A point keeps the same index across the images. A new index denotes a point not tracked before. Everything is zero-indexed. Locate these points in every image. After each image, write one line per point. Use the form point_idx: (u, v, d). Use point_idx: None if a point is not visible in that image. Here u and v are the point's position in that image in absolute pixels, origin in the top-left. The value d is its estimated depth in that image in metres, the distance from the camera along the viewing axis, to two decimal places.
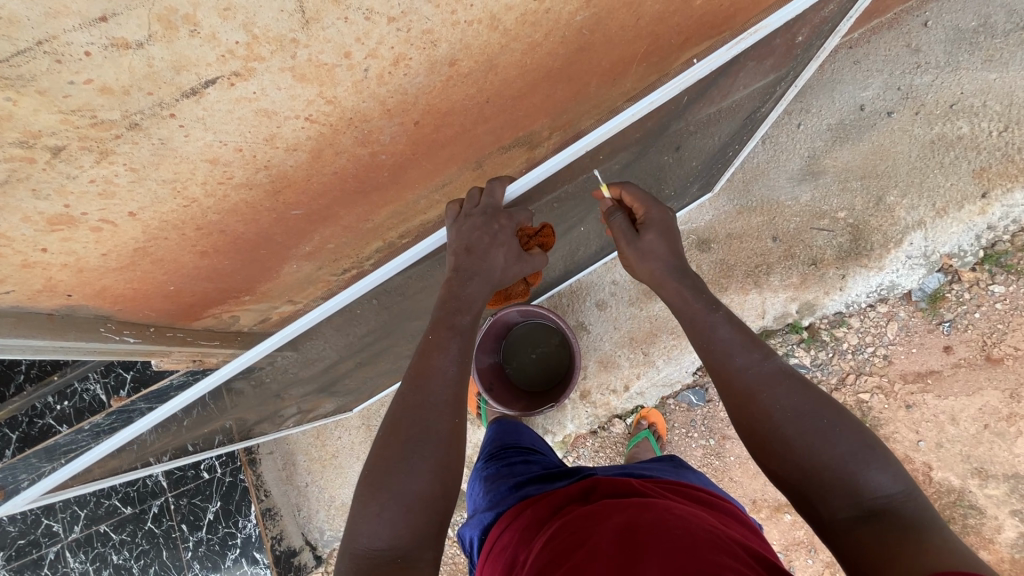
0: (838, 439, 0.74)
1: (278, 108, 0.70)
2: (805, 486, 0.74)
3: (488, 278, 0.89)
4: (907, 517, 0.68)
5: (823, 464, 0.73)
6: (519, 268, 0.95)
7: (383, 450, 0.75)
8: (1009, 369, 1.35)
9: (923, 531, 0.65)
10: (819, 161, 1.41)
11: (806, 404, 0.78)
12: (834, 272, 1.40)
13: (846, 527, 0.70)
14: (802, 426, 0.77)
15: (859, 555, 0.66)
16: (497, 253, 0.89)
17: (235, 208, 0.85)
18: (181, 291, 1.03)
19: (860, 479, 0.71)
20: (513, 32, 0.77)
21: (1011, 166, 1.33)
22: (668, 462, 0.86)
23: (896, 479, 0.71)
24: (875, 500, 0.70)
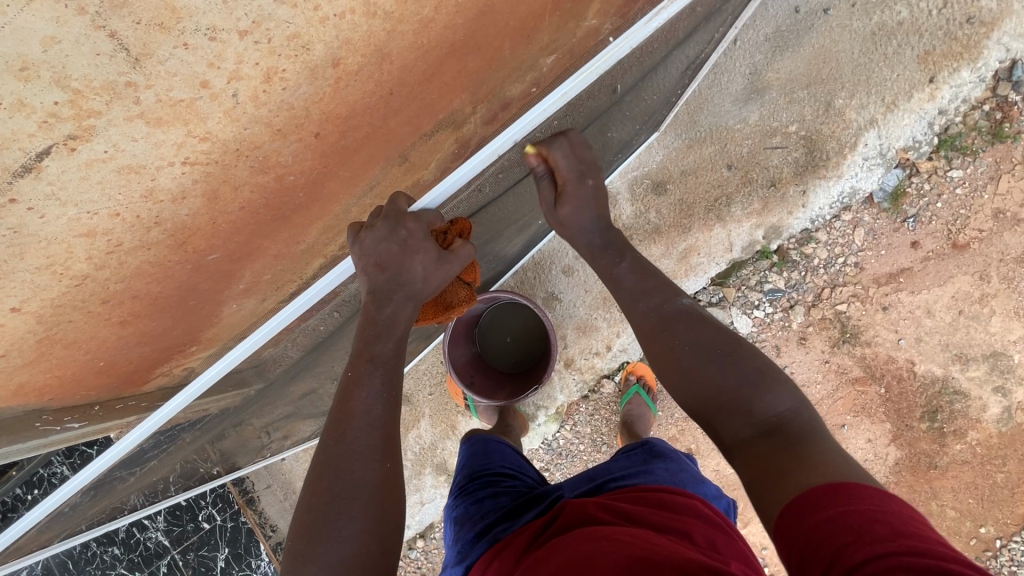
0: (732, 367, 0.85)
1: (143, 160, 0.62)
2: (708, 410, 0.85)
3: (409, 292, 0.87)
4: (793, 431, 0.77)
5: (719, 391, 0.84)
6: (444, 270, 0.90)
7: (309, 513, 0.76)
8: (975, 253, 1.36)
9: (805, 446, 0.73)
10: (762, 77, 1.33)
11: (707, 340, 0.89)
12: (795, 190, 1.36)
13: (742, 443, 0.80)
14: (702, 357, 0.88)
15: (750, 467, 0.76)
16: (411, 265, 0.85)
17: (134, 275, 0.73)
18: (113, 363, 0.90)
19: (754, 402, 0.81)
20: (395, 14, 0.68)
21: (955, 45, 1.28)
22: (631, 467, 0.92)
23: (788, 401, 0.80)
24: (767, 418, 0.79)
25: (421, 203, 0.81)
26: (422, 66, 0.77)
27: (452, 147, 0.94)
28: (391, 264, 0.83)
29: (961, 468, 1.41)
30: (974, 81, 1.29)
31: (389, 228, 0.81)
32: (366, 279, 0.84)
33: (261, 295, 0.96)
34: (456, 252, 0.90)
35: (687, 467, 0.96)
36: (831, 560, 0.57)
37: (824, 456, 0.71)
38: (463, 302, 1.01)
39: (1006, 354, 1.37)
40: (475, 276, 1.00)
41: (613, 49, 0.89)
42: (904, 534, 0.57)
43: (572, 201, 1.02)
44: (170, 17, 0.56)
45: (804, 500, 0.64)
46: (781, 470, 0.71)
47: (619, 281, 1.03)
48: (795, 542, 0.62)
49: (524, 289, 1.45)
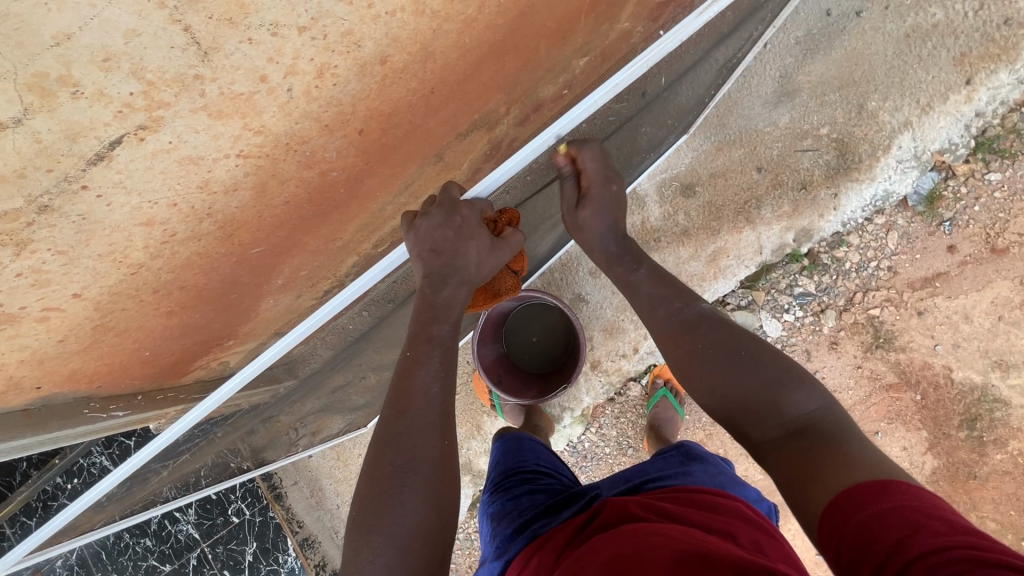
0: (756, 368, 0.86)
1: (201, 152, 0.64)
2: (736, 414, 0.86)
3: (462, 276, 0.90)
4: (827, 428, 0.77)
5: (746, 394, 0.85)
6: (494, 257, 0.93)
7: (371, 489, 0.77)
8: (1016, 257, 1.32)
9: (842, 442, 0.74)
10: (793, 79, 1.33)
11: (729, 343, 0.90)
12: (826, 193, 1.35)
13: (773, 445, 0.80)
14: (726, 360, 0.89)
15: (785, 468, 0.76)
16: (466, 251, 0.88)
17: (183, 266, 0.76)
18: (158, 353, 0.93)
19: (784, 401, 0.81)
20: (441, 14, 0.70)
21: (992, 46, 1.26)
22: (669, 468, 0.92)
23: (816, 400, 0.81)
24: (797, 418, 0.79)
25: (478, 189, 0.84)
26: (463, 65, 0.79)
27: (484, 147, 0.97)
28: (447, 250, 0.85)
29: (1002, 479, 1.37)
30: (1012, 83, 1.27)
31: (445, 214, 0.82)
32: (421, 265, 0.87)
33: (296, 292, 1.00)
34: (506, 238, 0.94)
35: (726, 471, 0.95)
36: (887, 554, 0.57)
37: (863, 453, 0.71)
38: (508, 290, 1.05)
39: None
40: (522, 264, 1.04)
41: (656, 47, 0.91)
42: (962, 528, 0.57)
43: (593, 204, 1.05)
44: (238, 12, 0.58)
45: (851, 495, 0.65)
46: (820, 469, 0.71)
47: (636, 287, 1.07)
48: (845, 539, 0.62)
49: (551, 289, 1.46)
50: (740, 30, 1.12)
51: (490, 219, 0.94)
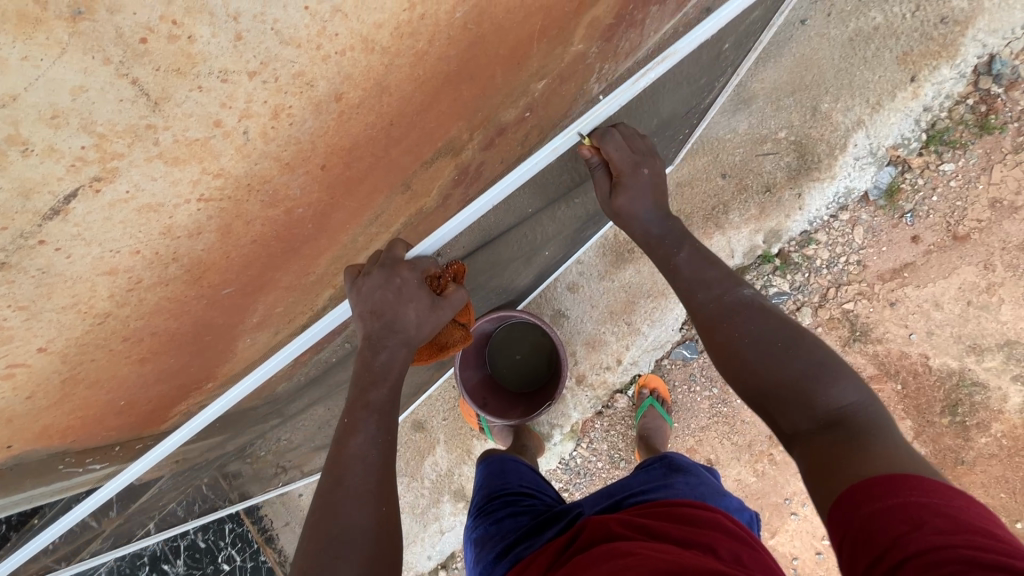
0: (794, 357, 0.83)
1: (160, 199, 0.65)
2: (767, 401, 0.84)
3: (402, 338, 0.92)
4: (858, 423, 0.75)
5: (781, 380, 0.82)
6: (435, 316, 0.96)
7: (309, 558, 0.77)
8: (978, 243, 1.35)
9: (869, 438, 0.71)
10: (748, 87, 1.38)
11: (768, 330, 0.88)
12: (790, 194, 1.39)
13: (803, 435, 0.78)
14: (761, 348, 0.87)
15: (808, 457, 0.75)
16: (404, 312, 0.92)
17: (152, 311, 0.77)
18: (133, 401, 0.92)
19: (817, 393, 0.79)
20: (392, 49, 0.72)
21: (932, 44, 1.31)
22: (652, 482, 0.92)
23: (853, 394, 0.78)
24: (830, 411, 0.77)
25: (418, 248, 0.87)
26: (419, 97, 0.81)
27: (452, 173, 1.00)
28: (386, 310, 0.89)
29: (989, 462, 1.38)
30: (955, 77, 1.33)
31: (386, 274, 0.87)
32: (362, 324, 0.90)
33: (273, 329, 1.00)
34: (448, 297, 0.99)
35: (708, 480, 0.96)
36: (883, 550, 0.59)
37: (886, 450, 0.69)
38: (454, 340, 1.09)
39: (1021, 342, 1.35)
40: (469, 319, 1.09)
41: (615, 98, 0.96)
42: (967, 525, 0.57)
43: (627, 191, 1.06)
44: (186, 62, 0.58)
45: (855, 489, 0.65)
46: (832, 462, 0.71)
47: (676, 270, 1.05)
48: (845, 532, 0.63)
49: (530, 307, 1.47)
50: (709, 69, 1.16)
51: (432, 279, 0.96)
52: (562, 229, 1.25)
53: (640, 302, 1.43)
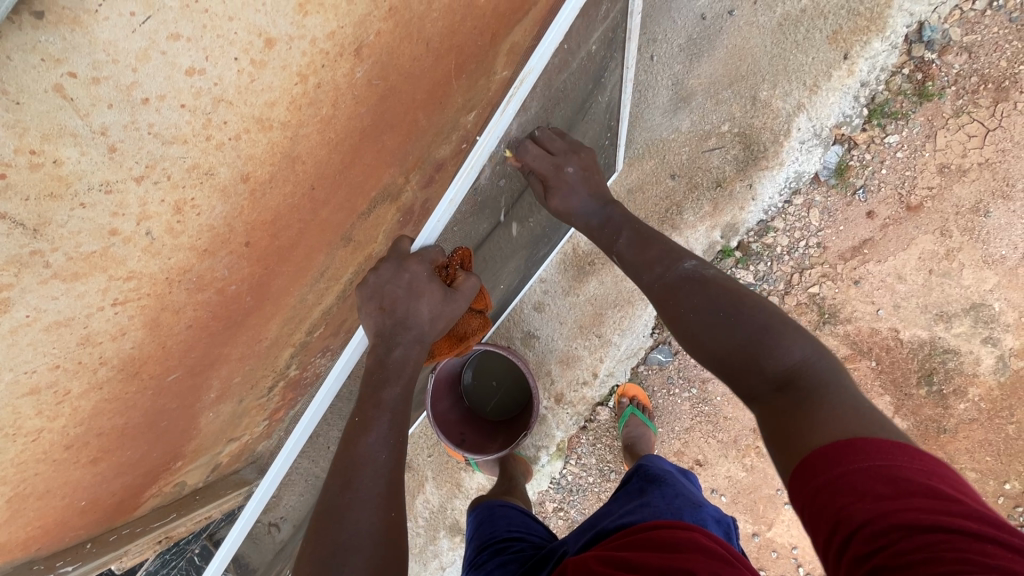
0: (740, 322, 0.80)
1: (70, 314, 0.64)
2: (722, 368, 0.81)
3: (417, 334, 0.89)
4: (810, 381, 0.71)
5: (730, 348, 0.80)
6: (451, 308, 0.91)
7: None
8: (931, 211, 1.35)
9: (820, 397, 0.68)
10: (685, 85, 1.36)
11: (716, 296, 0.84)
12: (741, 186, 1.37)
13: (757, 399, 0.76)
14: (712, 316, 0.83)
15: (766, 423, 0.72)
16: (418, 307, 0.88)
17: (91, 415, 0.75)
18: (96, 499, 0.90)
19: (765, 355, 0.76)
20: (293, 121, 0.71)
21: (860, 19, 1.28)
22: (629, 506, 0.91)
23: (801, 349, 0.75)
24: (779, 372, 0.74)
25: (419, 242, 0.82)
26: (337, 157, 0.79)
27: (396, 216, 0.96)
28: (401, 300, 0.85)
29: (971, 427, 1.40)
30: (887, 49, 1.30)
31: (394, 269, 0.84)
32: (371, 323, 0.87)
33: (237, 398, 0.96)
34: (460, 287, 0.92)
35: (685, 490, 0.95)
36: (834, 523, 0.57)
37: (838, 408, 0.66)
38: (476, 330, 1.02)
39: (986, 304, 1.36)
40: (487, 304, 1.01)
41: (477, 148, 0.78)
42: (910, 486, 0.55)
43: (559, 193, 1.06)
44: (60, 185, 0.57)
45: (807, 459, 0.62)
46: (788, 429, 0.67)
47: (629, 242, 1.01)
48: (802, 504, 0.62)
49: (500, 331, 1.46)
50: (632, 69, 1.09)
51: (439, 268, 0.90)
52: (521, 253, 1.20)
53: (608, 313, 1.42)
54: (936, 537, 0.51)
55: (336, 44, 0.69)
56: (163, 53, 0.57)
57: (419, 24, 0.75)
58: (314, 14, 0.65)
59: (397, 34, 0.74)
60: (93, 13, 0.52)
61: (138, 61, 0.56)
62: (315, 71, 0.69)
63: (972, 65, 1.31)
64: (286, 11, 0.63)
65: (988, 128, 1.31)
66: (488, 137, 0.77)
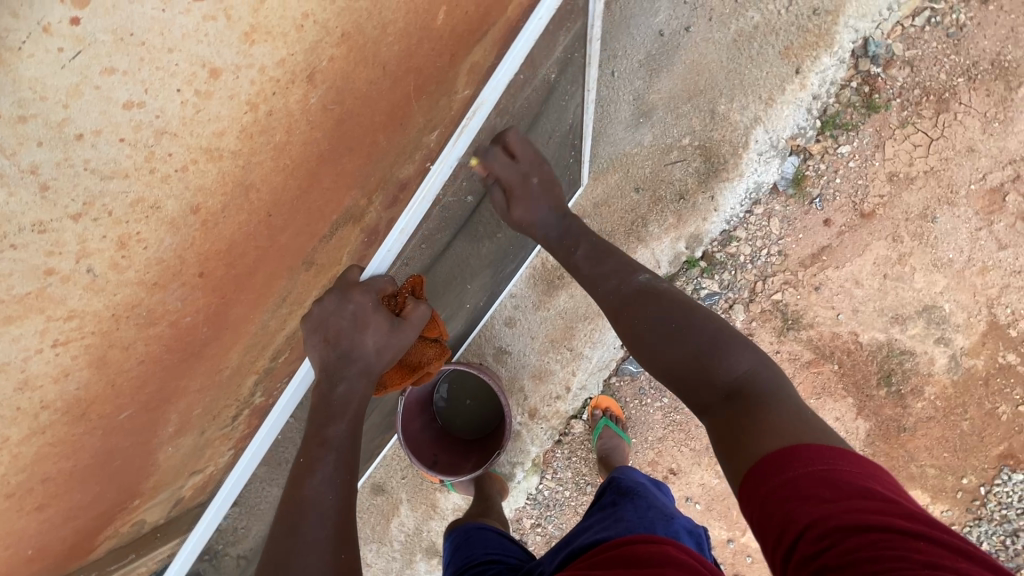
0: (695, 332, 0.82)
1: (4, 358, 0.62)
2: (675, 376, 0.81)
3: (362, 365, 0.89)
4: (758, 390, 0.73)
5: (684, 355, 0.81)
6: (399, 338, 0.91)
7: None
8: (883, 218, 1.41)
9: (767, 406, 0.70)
10: (646, 100, 1.39)
11: (671, 309, 0.86)
12: (703, 198, 1.40)
13: (707, 407, 0.76)
14: (669, 324, 0.85)
15: (715, 432, 0.72)
16: (362, 340, 0.88)
17: (35, 461, 0.72)
18: (44, 548, 0.85)
19: (716, 364, 0.77)
20: (245, 150, 0.69)
21: (809, 36, 1.33)
22: (603, 522, 0.89)
23: (752, 361, 0.77)
24: (731, 381, 0.75)
25: (369, 269, 0.82)
26: (294, 183, 0.76)
27: (360, 237, 0.91)
28: (345, 332, 0.85)
29: (928, 424, 1.45)
30: (836, 64, 1.35)
31: (343, 302, 0.83)
32: (318, 357, 0.86)
33: (198, 430, 0.90)
34: (408, 315, 0.90)
35: (658, 502, 0.95)
36: (780, 529, 0.57)
37: (785, 417, 0.67)
38: (432, 359, 1.01)
39: (937, 306, 1.41)
40: (441, 332, 1.00)
41: (430, 177, 0.78)
42: (851, 489, 0.57)
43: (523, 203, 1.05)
44: None
45: (756, 467, 0.63)
46: (737, 439, 0.68)
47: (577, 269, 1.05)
48: (753, 511, 0.62)
49: (472, 349, 1.44)
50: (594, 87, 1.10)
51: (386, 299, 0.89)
52: (487, 271, 1.19)
53: (579, 326, 1.42)
54: (875, 535, 0.52)
55: (287, 71, 0.68)
56: (96, 88, 0.56)
57: (374, 49, 0.74)
58: (261, 43, 0.64)
59: (353, 59, 0.73)
60: (17, 52, 0.51)
61: (69, 96, 0.55)
62: (265, 98, 0.68)
63: (915, 78, 1.37)
64: (230, 41, 0.62)
65: (932, 138, 1.38)
66: (441, 165, 0.78)
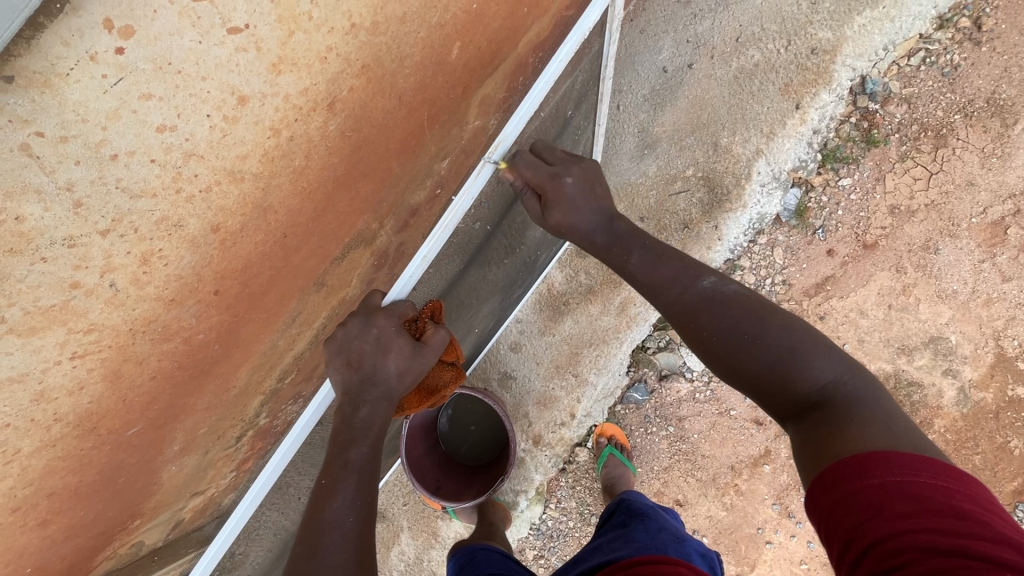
0: (774, 335, 0.75)
1: (24, 369, 0.63)
2: (750, 384, 0.76)
3: (383, 391, 0.86)
4: (841, 401, 0.68)
5: (763, 358, 0.75)
6: (420, 362, 0.88)
7: None
8: (886, 249, 1.42)
9: (856, 417, 0.65)
10: (650, 132, 1.43)
11: (747, 309, 0.79)
12: (707, 227, 1.42)
13: (788, 418, 0.72)
14: (745, 326, 0.78)
15: (796, 443, 0.69)
16: (385, 363, 0.85)
17: (42, 475, 0.72)
18: (43, 566, 0.84)
19: (796, 371, 0.72)
20: (265, 173, 0.72)
21: (807, 73, 1.38)
22: (614, 542, 0.88)
23: (834, 367, 0.71)
24: (813, 388, 0.70)
25: (390, 294, 0.85)
26: (310, 206, 0.79)
27: (371, 260, 0.94)
28: (367, 355, 0.84)
29: None
30: (834, 100, 1.39)
31: (356, 324, 0.84)
32: (339, 379, 0.85)
33: (203, 449, 0.91)
34: (428, 339, 0.88)
35: (670, 525, 0.94)
36: (847, 538, 0.57)
37: (872, 427, 0.63)
38: (449, 382, 1.01)
39: (943, 337, 1.41)
40: (458, 355, 1.00)
41: (451, 208, 0.82)
42: (939, 506, 0.55)
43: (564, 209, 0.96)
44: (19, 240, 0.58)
45: (830, 470, 0.61)
46: (817, 446, 0.65)
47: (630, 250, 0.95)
48: (825, 517, 0.60)
49: (477, 373, 1.45)
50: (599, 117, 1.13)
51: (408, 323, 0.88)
52: (497, 296, 1.21)
53: (584, 352, 1.42)
54: (967, 558, 0.51)
55: (309, 99, 0.71)
56: (134, 112, 0.59)
57: (391, 81, 0.78)
58: (287, 73, 0.68)
59: (370, 89, 0.77)
60: (64, 77, 0.55)
61: (107, 119, 0.58)
62: (287, 124, 0.71)
63: (912, 115, 1.41)
64: (259, 71, 0.66)
65: (931, 172, 1.41)
66: (462, 197, 0.81)
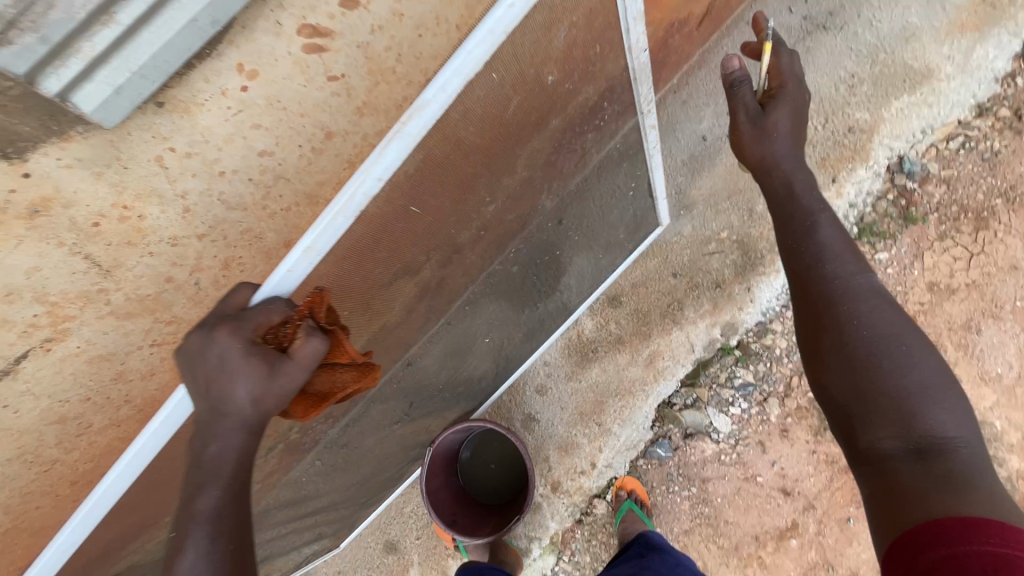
0: (907, 369, 0.74)
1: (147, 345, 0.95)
2: (855, 409, 0.75)
3: (239, 420, 0.72)
4: (957, 461, 0.68)
5: (887, 390, 0.73)
6: (283, 384, 0.71)
7: None
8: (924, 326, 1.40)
9: (968, 480, 0.66)
10: (686, 195, 1.49)
11: (883, 330, 0.77)
12: (739, 288, 1.44)
13: (882, 455, 0.72)
14: (882, 348, 0.76)
15: (889, 482, 0.70)
16: (236, 388, 0.70)
17: None
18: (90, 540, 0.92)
19: (919, 415, 0.71)
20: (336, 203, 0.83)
21: (844, 150, 1.43)
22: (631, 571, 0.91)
23: (958, 426, 0.71)
24: (929, 438, 0.70)
25: (262, 293, 0.69)
26: None
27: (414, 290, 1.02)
28: (216, 380, 0.71)
29: None
30: (871, 176, 1.43)
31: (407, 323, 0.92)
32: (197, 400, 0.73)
33: None
34: (295, 353, 0.69)
35: (686, 560, 0.97)
36: None
37: (985, 494, 0.65)
38: (347, 383, 0.78)
39: (987, 422, 1.36)
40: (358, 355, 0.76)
41: (347, 189, 0.64)
42: None
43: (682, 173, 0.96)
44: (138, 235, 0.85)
45: (931, 525, 0.63)
46: (927, 496, 0.66)
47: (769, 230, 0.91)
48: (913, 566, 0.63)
49: (500, 413, 1.48)
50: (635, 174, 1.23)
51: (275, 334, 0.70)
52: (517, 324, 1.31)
53: (609, 401, 1.44)
54: None
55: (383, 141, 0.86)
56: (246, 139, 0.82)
57: None
58: (369, 116, 0.87)
59: None
60: (199, 105, 0.78)
61: (224, 142, 0.82)
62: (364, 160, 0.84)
63: (951, 195, 1.43)
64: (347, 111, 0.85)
65: (972, 253, 1.41)
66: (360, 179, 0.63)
